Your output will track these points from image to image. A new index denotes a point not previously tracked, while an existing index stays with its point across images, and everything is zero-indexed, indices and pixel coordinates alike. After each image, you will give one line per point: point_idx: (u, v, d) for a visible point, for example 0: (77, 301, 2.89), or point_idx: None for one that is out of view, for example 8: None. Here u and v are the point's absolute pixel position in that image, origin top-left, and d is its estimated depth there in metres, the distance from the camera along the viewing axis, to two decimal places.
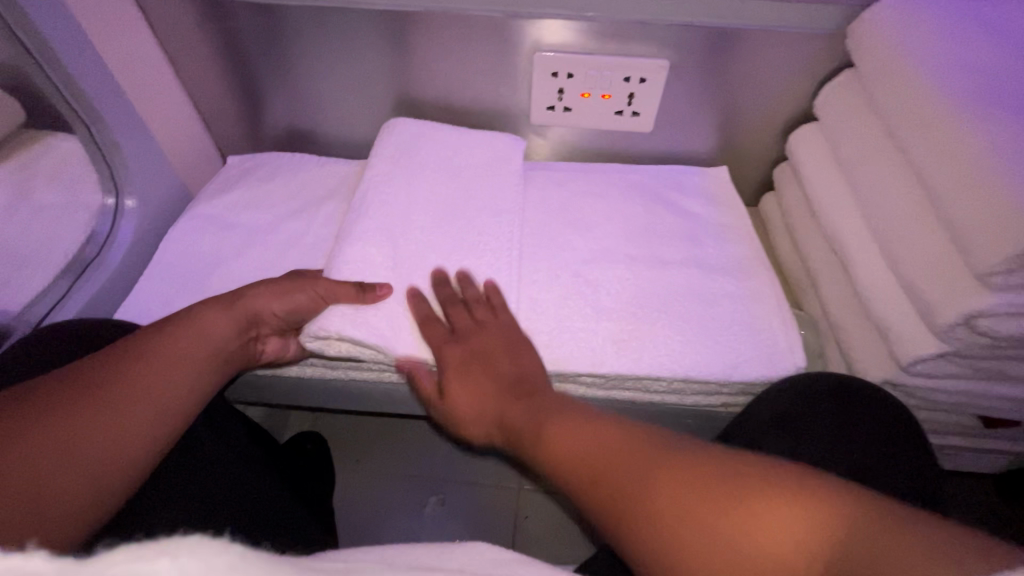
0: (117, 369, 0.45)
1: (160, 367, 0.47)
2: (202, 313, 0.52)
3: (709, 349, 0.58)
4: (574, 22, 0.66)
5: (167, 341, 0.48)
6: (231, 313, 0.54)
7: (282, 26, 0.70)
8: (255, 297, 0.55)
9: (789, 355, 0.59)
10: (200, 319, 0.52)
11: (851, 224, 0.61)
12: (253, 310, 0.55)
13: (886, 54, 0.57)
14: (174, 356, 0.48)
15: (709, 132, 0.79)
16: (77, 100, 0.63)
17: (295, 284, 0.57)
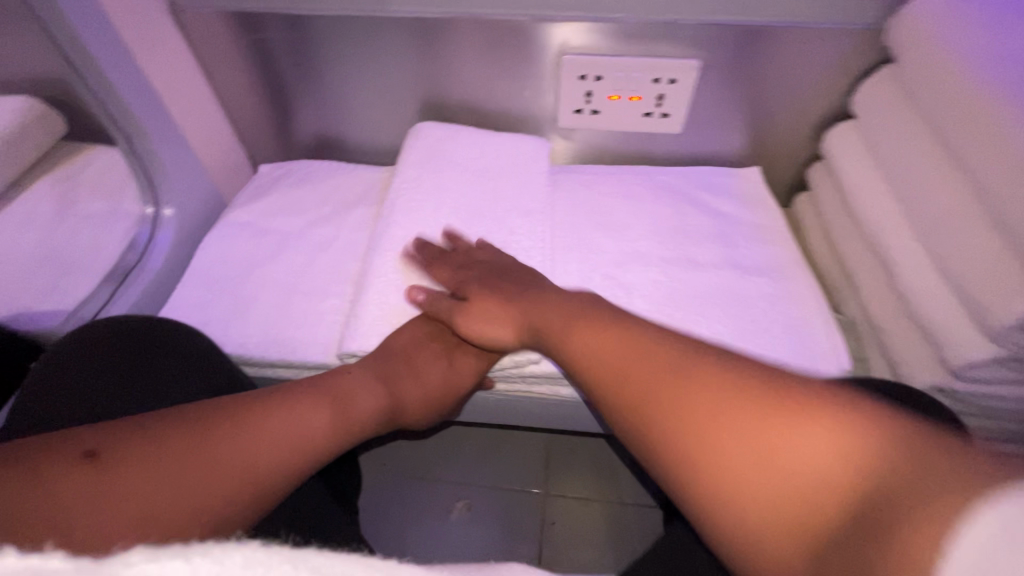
0: (256, 419, 0.43)
1: (298, 416, 0.45)
2: (348, 381, 0.52)
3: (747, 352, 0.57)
4: (603, 24, 0.66)
5: (306, 404, 0.47)
6: (387, 395, 0.54)
7: (313, 36, 0.71)
8: (410, 382, 0.57)
9: (833, 357, 0.57)
10: (354, 387, 0.52)
11: (892, 223, 0.59)
12: (400, 398, 0.55)
13: (926, 46, 0.55)
14: (313, 414, 0.46)
15: (741, 132, 0.78)
16: (119, 112, 0.65)
17: (451, 378, 0.59)
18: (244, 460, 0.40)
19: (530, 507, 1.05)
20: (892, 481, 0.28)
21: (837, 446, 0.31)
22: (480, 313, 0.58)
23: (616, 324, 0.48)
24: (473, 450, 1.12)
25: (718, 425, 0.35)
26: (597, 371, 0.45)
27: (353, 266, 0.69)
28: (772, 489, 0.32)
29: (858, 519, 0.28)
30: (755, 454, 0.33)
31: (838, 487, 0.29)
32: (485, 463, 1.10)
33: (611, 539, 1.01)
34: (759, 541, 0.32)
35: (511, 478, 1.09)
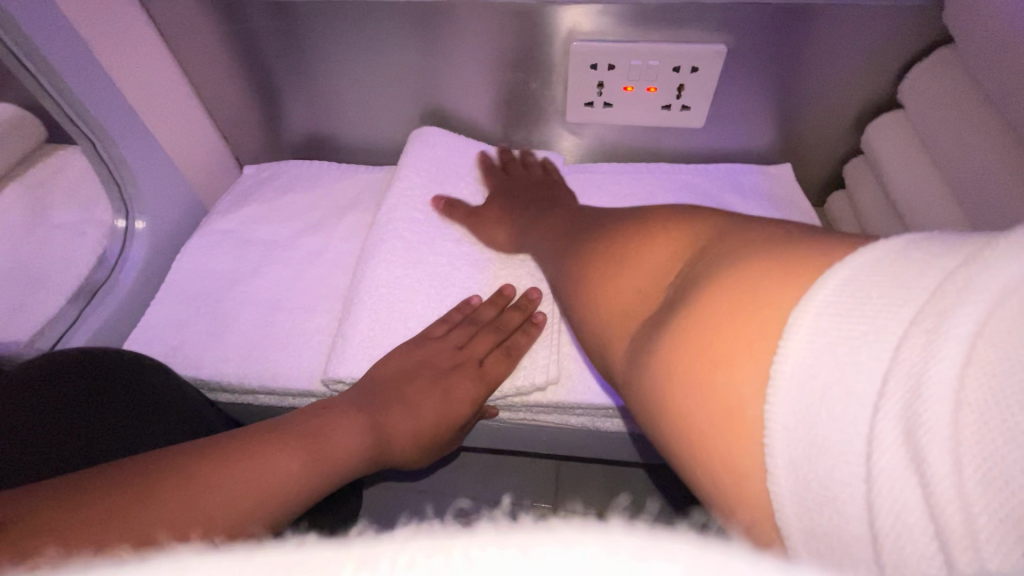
0: (210, 466, 0.37)
1: (266, 463, 0.39)
2: (325, 420, 0.45)
3: None
4: (618, 6, 0.58)
5: (272, 445, 0.41)
6: (367, 428, 0.47)
7: (296, 25, 0.64)
8: (402, 407, 0.49)
9: None
10: (332, 421, 0.45)
11: (949, 232, 0.55)
12: (384, 426, 0.48)
13: (994, 32, 0.48)
14: (281, 461, 0.40)
15: (770, 125, 0.70)
16: (81, 116, 0.59)
17: (444, 402, 0.51)
18: (199, 513, 0.34)
19: None
20: (710, 264, 0.31)
21: (677, 245, 0.36)
22: (497, 214, 0.63)
23: (575, 212, 0.54)
24: None
25: (602, 265, 0.40)
26: (550, 245, 0.52)
27: (342, 280, 0.63)
28: (632, 285, 0.36)
29: (672, 294, 0.33)
30: (623, 263, 0.38)
31: (668, 280, 0.34)
32: None
33: None
34: (607, 321, 0.37)
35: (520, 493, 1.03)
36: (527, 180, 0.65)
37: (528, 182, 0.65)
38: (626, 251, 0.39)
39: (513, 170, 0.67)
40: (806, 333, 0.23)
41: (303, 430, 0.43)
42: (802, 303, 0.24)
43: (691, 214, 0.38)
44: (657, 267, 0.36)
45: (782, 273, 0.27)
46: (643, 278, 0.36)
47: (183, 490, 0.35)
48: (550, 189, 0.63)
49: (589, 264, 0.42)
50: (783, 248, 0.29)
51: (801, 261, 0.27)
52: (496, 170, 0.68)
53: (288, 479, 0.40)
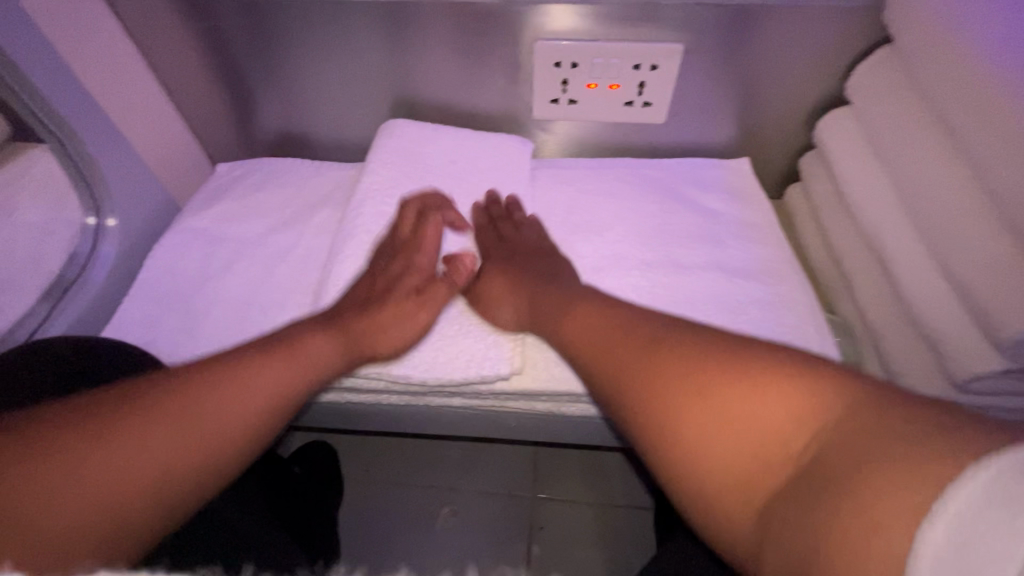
0: (147, 413, 0.39)
1: (214, 413, 0.41)
2: (273, 358, 0.47)
3: None
4: (578, 6, 0.61)
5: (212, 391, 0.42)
6: (345, 345, 0.51)
7: (264, 23, 0.65)
8: (378, 328, 0.53)
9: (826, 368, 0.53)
10: (309, 341, 0.49)
11: (891, 218, 0.55)
12: (363, 348, 0.52)
13: (932, 28, 0.50)
14: (231, 405, 0.42)
15: (729, 121, 0.73)
16: (46, 113, 0.59)
17: (416, 317, 0.55)
18: (152, 473, 0.37)
19: (518, 512, 1.02)
20: (843, 446, 0.30)
21: (794, 405, 0.33)
22: (500, 288, 0.58)
23: (605, 303, 0.50)
24: (458, 455, 1.09)
25: (679, 388, 0.38)
26: (586, 339, 0.48)
27: (314, 274, 0.64)
28: (732, 439, 0.34)
29: (805, 471, 0.31)
30: (715, 404, 0.36)
31: (778, 440, 0.33)
32: (471, 468, 1.07)
33: (600, 545, 0.98)
34: (715, 482, 0.34)
35: (499, 483, 1.05)
36: (526, 243, 0.61)
37: (529, 246, 0.61)
38: (717, 387, 0.37)
39: (509, 235, 0.63)
40: (964, 498, 0.22)
41: (252, 370, 0.45)
42: (969, 471, 0.23)
43: (803, 363, 0.36)
44: (754, 415, 0.34)
45: (929, 474, 0.25)
46: (758, 429, 0.34)
47: (134, 447, 0.37)
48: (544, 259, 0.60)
49: (666, 394, 0.39)
50: (927, 436, 0.27)
51: (936, 440, 0.27)
52: (489, 230, 0.64)
53: (240, 422, 0.42)
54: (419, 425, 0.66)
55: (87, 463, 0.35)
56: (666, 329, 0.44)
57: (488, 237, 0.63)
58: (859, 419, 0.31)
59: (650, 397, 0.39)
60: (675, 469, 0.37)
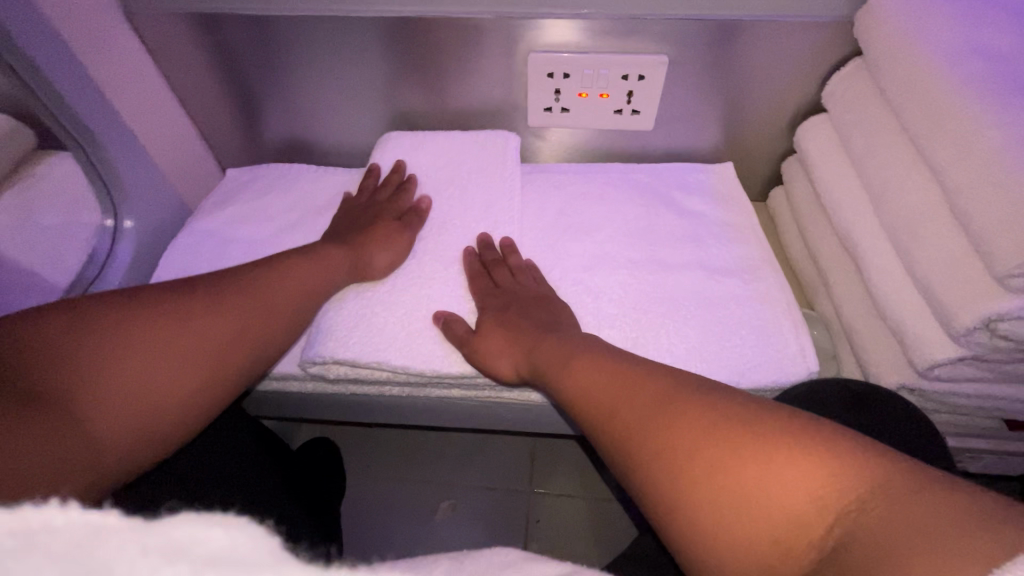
0: (141, 325, 0.43)
1: (230, 325, 0.48)
2: (280, 281, 0.53)
3: (716, 355, 0.57)
4: (569, 21, 0.64)
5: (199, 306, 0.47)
6: (352, 261, 0.59)
7: (273, 37, 0.69)
8: (374, 247, 0.61)
9: (801, 359, 0.57)
10: (322, 260, 0.57)
11: (862, 219, 0.59)
12: (366, 261, 0.60)
13: (894, 42, 0.54)
14: (245, 318, 0.49)
15: (714, 127, 0.77)
16: (72, 123, 0.63)
17: (400, 237, 0.62)
18: (165, 375, 0.43)
19: (514, 506, 1.05)
20: (878, 532, 0.28)
21: (816, 480, 0.32)
22: (499, 341, 0.56)
23: (612, 366, 0.48)
24: (456, 450, 1.13)
25: (693, 456, 0.36)
26: (599, 404, 0.45)
27: None
28: (753, 514, 0.33)
29: (834, 559, 0.29)
30: (731, 484, 0.34)
31: (802, 524, 0.31)
32: (469, 463, 1.10)
33: (594, 537, 1.01)
34: (737, 559, 0.33)
35: (496, 477, 1.09)
36: (523, 294, 0.59)
37: (527, 298, 0.59)
38: (733, 455, 0.35)
39: (505, 283, 0.60)
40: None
41: (263, 290, 0.52)
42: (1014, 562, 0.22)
43: (827, 431, 0.34)
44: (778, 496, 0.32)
45: (957, 564, 0.24)
46: (771, 505, 0.32)
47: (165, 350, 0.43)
48: (546, 311, 0.58)
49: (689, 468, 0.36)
50: (951, 521, 0.26)
51: (968, 527, 0.26)
52: (484, 278, 0.61)
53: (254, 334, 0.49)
54: (419, 417, 0.70)
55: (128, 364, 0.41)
56: (677, 388, 0.41)
57: (484, 285, 0.60)
58: (882, 503, 0.29)
59: (662, 461, 0.37)
60: (683, 535, 0.36)
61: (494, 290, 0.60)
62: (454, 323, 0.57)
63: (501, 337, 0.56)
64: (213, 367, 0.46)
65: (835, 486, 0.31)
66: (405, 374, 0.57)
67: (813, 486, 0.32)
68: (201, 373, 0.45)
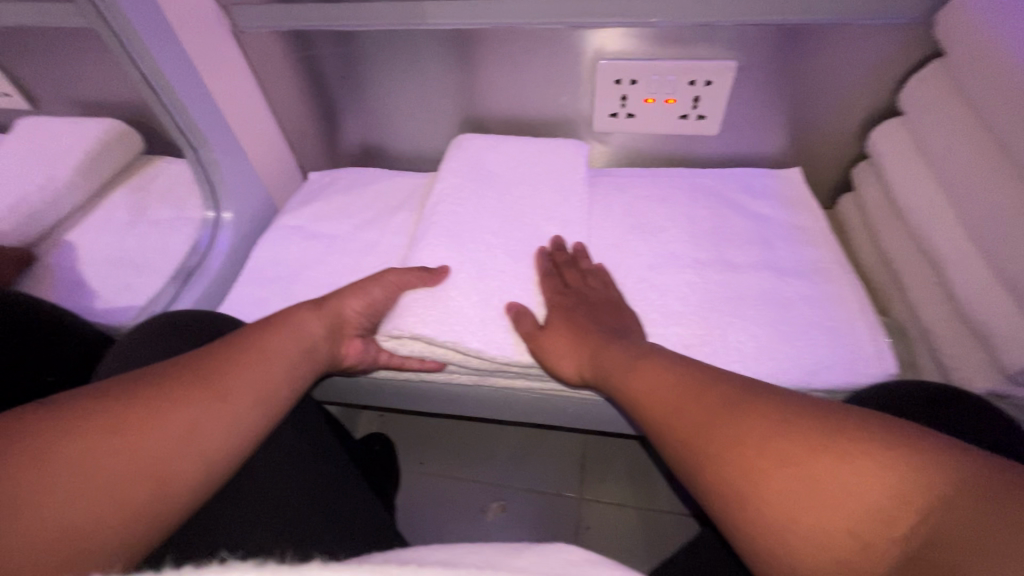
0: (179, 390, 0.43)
1: (211, 397, 0.44)
2: (263, 346, 0.50)
3: (785, 354, 0.56)
4: (637, 29, 0.67)
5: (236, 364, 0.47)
6: (321, 316, 0.57)
7: (358, 50, 0.75)
8: (341, 298, 0.59)
9: (877, 362, 0.56)
10: (292, 325, 0.54)
11: (942, 222, 0.57)
12: (338, 310, 0.58)
13: (978, 40, 0.52)
14: (238, 389, 0.45)
15: (781, 133, 0.77)
16: (189, 129, 0.70)
17: (369, 282, 0.60)
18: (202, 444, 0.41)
19: (565, 510, 1.05)
20: (960, 528, 0.27)
21: (893, 477, 0.31)
22: (566, 339, 0.57)
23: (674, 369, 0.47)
24: (508, 452, 1.14)
25: (757, 453, 0.36)
26: (663, 411, 0.44)
27: (394, 267, 0.72)
28: (817, 512, 0.32)
29: (914, 557, 0.28)
30: (804, 480, 0.33)
31: (879, 515, 0.30)
32: (520, 465, 1.12)
33: (646, 547, 1.00)
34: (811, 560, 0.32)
35: (546, 480, 1.09)
36: (591, 296, 0.61)
37: (593, 301, 0.60)
38: (795, 454, 0.35)
39: (576, 284, 0.62)
40: None
41: (241, 360, 0.48)
42: None
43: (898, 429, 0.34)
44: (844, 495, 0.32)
45: None
46: (840, 500, 0.32)
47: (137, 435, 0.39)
48: (613, 315, 0.59)
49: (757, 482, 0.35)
50: None
51: None
52: (554, 276, 0.63)
53: (242, 405, 0.45)
54: (481, 408, 0.72)
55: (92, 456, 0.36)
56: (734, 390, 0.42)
57: (555, 285, 0.62)
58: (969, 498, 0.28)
59: (720, 457, 0.38)
60: (752, 535, 0.35)
61: (562, 290, 0.61)
62: (523, 317, 0.59)
63: (568, 334, 0.57)
64: (217, 445, 0.42)
65: (915, 481, 0.30)
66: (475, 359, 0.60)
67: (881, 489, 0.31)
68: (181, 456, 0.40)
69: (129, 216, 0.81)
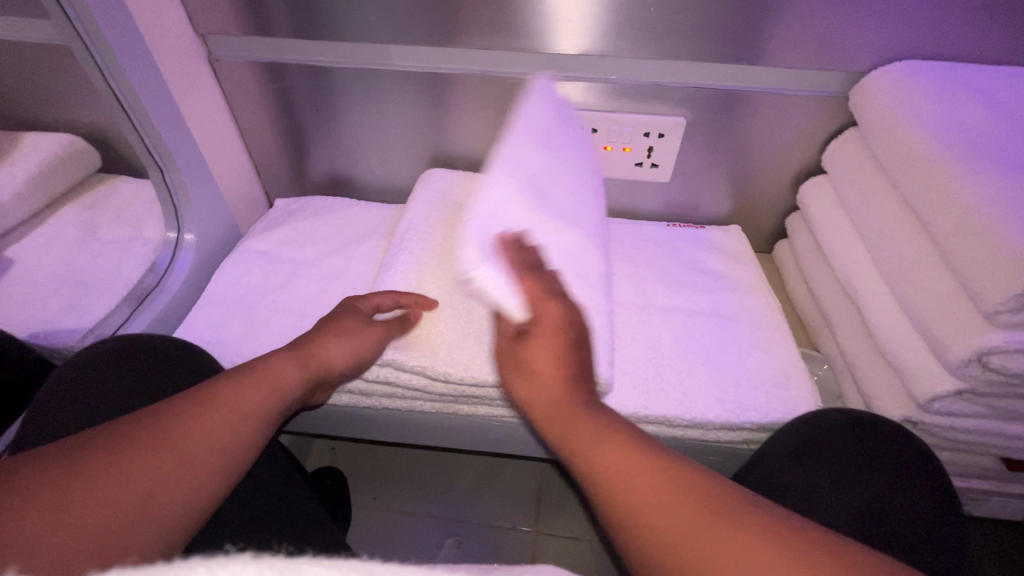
0: (179, 422, 0.43)
1: (203, 425, 0.44)
2: (239, 388, 0.48)
3: (708, 376, 0.64)
4: (597, 84, 0.74)
5: (224, 396, 0.47)
6: (304, 368, 0.54)
7: (333, 84, 0.78)
8: (321, 344, 0.56)
9: (787, 379, 0.64)
10: (268, 373, 0.51)
11: (861, 268, 0.64)
12: (320, 359, 0.55)
13: (885, 113, 0.61)
14: (227, 418, 0.46)
15: (724, 183, 0.84)
16: (159, 151, 0.70)
17: (353, 330, 0.59)
18: (199, 470, 0.42)
19: (519, 545, 1.04)
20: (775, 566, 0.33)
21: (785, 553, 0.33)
22: (615, 447, 0.44)
23: (744, 518, 0.36)
24: (463, 487, 1.13)
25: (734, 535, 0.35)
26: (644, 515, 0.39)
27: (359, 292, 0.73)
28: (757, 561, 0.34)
29: None
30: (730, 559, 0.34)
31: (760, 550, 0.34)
32: (475, 499, 1.11)
33: None
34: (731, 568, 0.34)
35: (502, 515, 1.09)
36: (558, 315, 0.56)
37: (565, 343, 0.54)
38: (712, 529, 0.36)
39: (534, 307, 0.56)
40: None
41: (224, 396, 0.47)
42: None
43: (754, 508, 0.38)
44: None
45: None
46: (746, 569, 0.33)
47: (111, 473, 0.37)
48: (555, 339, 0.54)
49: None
50: None
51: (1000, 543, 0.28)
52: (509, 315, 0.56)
53: (223, 441, 0.44)
54: (442, 436, 0.73)
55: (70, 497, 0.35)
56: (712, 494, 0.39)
57: (533, 286, 0.55)
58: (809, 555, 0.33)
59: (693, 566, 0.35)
60: None
61: (538, 388, 0.54)
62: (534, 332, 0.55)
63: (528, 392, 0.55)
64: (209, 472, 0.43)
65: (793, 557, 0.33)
66: (439, 385, 0.62)
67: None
68: (163, 491, 0.39)
69: (80, 233, 0.79)
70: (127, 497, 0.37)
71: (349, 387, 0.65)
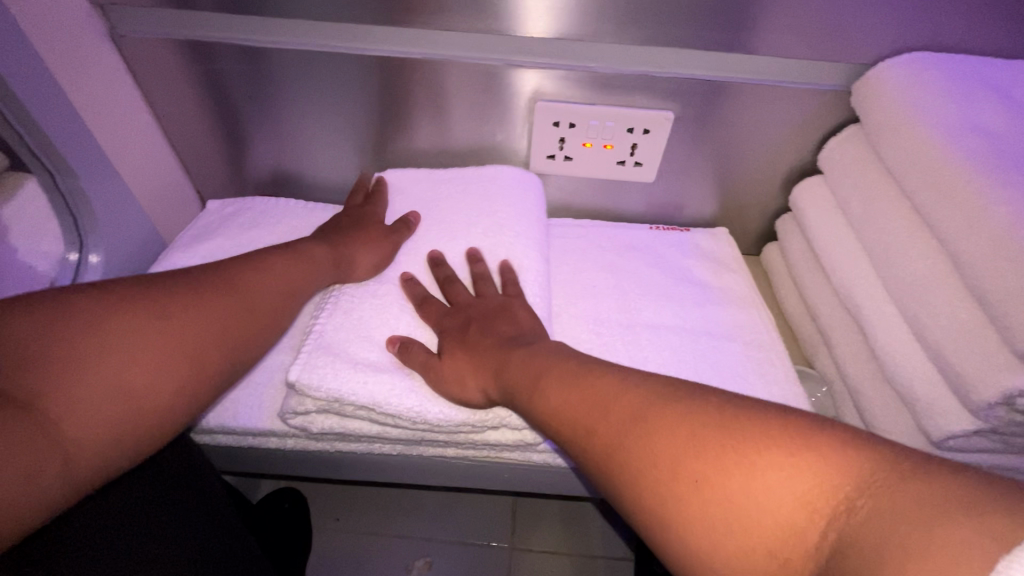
0: (216, 290, 0.47)
1: (236, 295, 0.48)
2: (273, 264, 0.53)
3: None
4: (573, 73, 0.65)
5: (256, 270, 0.51)
6: (334, 257, 0.59)
7: (268, 69, 0.66)
8: (356, 246, 0.60)
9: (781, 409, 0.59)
10: (303, 254, 0.56)
11: (865, 281, 0.59)
12: (350, 258, 0.60)
13: (895, 112, 0.55)
14: (260, 290, 0.50)
15: (712, 184, 0.77)
16: (46, 153, 0.58)
17: (382, 236, 0.63)
18: (230, 338, 0.46)
19: (495, 563, 0.99)
20: (869, 534, 0.26)
21: (802, 485, 0.30)
22: (592, 398, 0.43)
23: (689, 435, 0.34)
24: (433, 503, 1.06)
25: (742, 449, 0.32)
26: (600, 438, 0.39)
27: (304, 314, 0.63)
28: (735, 523, 0.31)
29: (830, 566, 0.27)
30: (723, 500, 0.31)
31: (791, 530, 0.29)
32: (448, 516, 1.04)
33: None
34: (717, 548, 0.31)
35: (476, 531, 1.03)
36: (481, 304, 0.57)
37: (502, 328, 0.55)
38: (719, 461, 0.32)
39: (459, 299, 0.58)
40: None
41: (261, 270, 0.51)
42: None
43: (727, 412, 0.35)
44: (840, 511, 0.28)
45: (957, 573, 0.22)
46: (759, 514, 0.30)
47: (144, 327, 0.41)
48: (502, 320, 0.56)
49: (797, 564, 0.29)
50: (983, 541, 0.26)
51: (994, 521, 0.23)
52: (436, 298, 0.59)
53: (253, 312, 0.48)
54: (409, 476, 0.65)
55: (121, 337, 0.40)
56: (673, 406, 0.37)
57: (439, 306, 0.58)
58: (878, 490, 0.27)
59: (686, 526, 0.32)
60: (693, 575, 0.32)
61: (464, 378, 0.51)
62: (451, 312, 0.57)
63: (457, 386, 0.51)
64: (237, 337, 0.47)
65: (822, 482, 0.29)
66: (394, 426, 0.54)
67: (865, 514, 0.27)
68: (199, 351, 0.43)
69: None
70: (169, 352, 0.42)
71: (297, 433, 0.57)
